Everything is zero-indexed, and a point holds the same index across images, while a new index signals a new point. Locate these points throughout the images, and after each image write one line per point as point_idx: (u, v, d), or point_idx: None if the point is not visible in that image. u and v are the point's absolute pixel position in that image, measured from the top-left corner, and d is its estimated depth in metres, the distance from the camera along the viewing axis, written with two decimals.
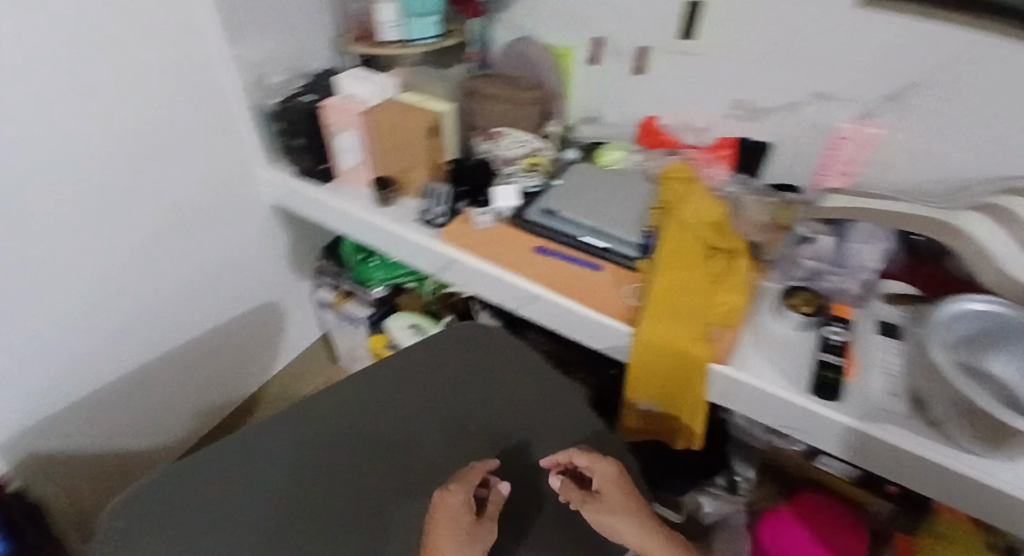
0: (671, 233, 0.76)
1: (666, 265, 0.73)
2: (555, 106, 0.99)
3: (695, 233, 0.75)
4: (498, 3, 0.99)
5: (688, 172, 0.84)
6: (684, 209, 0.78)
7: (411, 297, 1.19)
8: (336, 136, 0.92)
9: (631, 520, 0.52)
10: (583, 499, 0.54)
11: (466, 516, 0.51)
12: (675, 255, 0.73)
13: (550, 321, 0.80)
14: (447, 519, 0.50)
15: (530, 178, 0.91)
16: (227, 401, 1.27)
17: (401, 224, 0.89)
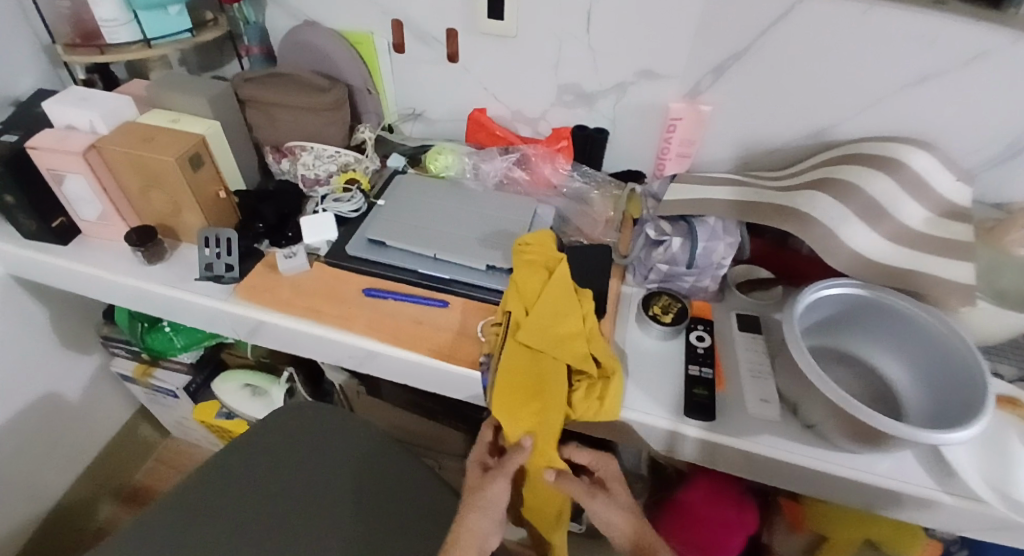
0: (515, 363, 0.55)
1: (508, 401, 0.54)
2: (365, 105, 0.82)
3: (553, 360, 0.55)
4: None
5: (551, 246, 0.61)
6: (528, 326, 0.55)
7: (236, 352, 0.95)
8: (62, 183, 0.68)
9: (615, 510, 0.55)
10: (592, 493, 0.56)
11: (478, 471, 0.56)
12: (520, 400, 0.54)
13: (396, 377, 0.66)
14: (470, 490, 0.56)
15: (347, 200, 0.73)
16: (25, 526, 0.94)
17: (184, 285, 0.68)
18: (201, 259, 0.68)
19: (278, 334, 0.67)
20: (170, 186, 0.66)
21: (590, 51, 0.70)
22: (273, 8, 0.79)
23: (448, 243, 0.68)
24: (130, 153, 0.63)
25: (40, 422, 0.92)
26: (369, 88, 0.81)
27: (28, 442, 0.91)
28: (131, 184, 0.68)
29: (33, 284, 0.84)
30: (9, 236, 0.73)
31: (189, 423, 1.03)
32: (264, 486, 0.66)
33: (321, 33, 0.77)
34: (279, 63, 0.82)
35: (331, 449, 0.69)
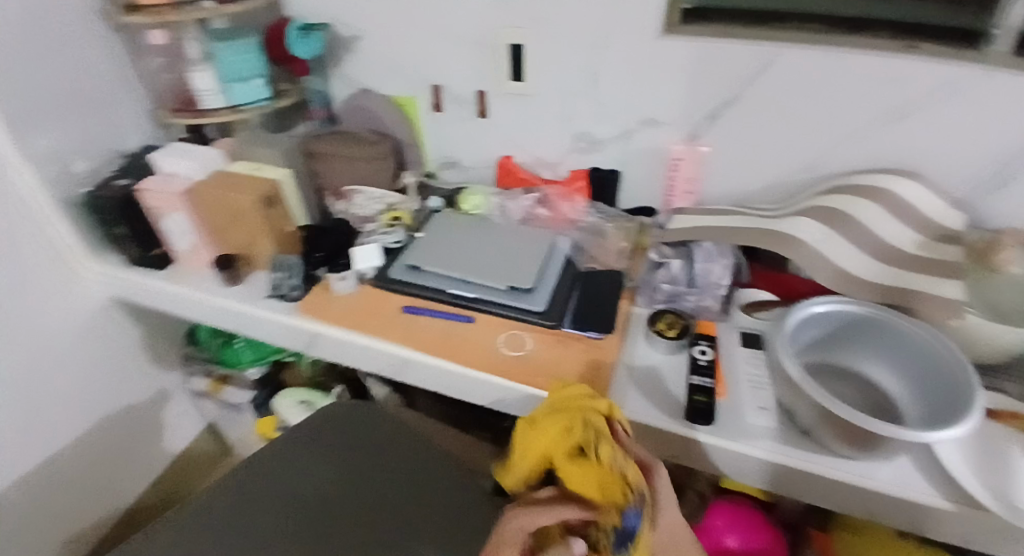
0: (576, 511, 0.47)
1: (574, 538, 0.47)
2: (409, 155, 0.97)
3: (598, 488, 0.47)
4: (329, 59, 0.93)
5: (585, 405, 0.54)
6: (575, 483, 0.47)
7: (293, 371, 1.06)
8: (161, 221, 0.82)
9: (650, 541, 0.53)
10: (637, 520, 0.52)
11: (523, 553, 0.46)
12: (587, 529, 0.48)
13: (428, 383, 0.75)
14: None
15: (391, 233, 0.86)
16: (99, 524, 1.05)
17: (254, 302, 0.81)
18: (272, 281, 0.83)
19: (329, 344, 0.78)
20: (247, 222, 0.80)
21: (598, 103, 0.81)
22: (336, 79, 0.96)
23: (476, 267, 0.79)
24: (219, 194, 0.78)
25: (121, 431, 1.04)
26: (413, 141, 0.95)
27: (111, 447, 1.03)
28: (214, 221, 0.81)
29: (126, 308, 0.99)
30: (117, 263, 0.88)
31: None
32: (345, 484, 0.72)
33: (374, 97, 0.93)
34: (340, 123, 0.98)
35: (382, 443, 0.77)
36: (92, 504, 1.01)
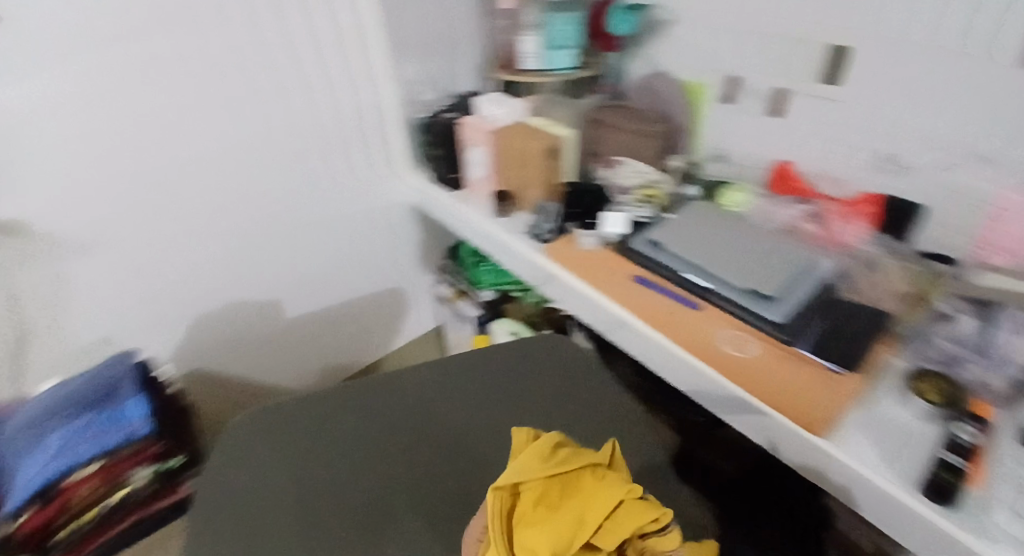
0: None
1: None
2: (681, 141, 0.99)
3: None
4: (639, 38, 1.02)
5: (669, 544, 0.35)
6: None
7: (516, 306, 1.19)
8: (467, 152, 0.98)
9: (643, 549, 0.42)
10: None
11: None
12: None
13: (638, 351, 0.80)
14: None
15: (641, 208, 0.90)
16: (350, 365, 1.35)
17: (513, 234, 0.95)
18: (533, 222, 0.95)
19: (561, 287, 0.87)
20: (531, 169, 0.93)
21: (917, 125, 0.73)
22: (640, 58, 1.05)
23: (721, 260, 0.79)
24: (517, 142, 0.91)
25: (384, 304, 1.33)
26: (689, 127, 1.00)
27: (374, 312, 1.32)
28: (505, 163, 0.94)
29: (417, 212, 1.24)
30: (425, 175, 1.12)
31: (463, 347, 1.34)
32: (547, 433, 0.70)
33: (666, 79, 0.97)
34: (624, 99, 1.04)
35: (563, 381, 0.77)
36: (350, 347, 1.32)
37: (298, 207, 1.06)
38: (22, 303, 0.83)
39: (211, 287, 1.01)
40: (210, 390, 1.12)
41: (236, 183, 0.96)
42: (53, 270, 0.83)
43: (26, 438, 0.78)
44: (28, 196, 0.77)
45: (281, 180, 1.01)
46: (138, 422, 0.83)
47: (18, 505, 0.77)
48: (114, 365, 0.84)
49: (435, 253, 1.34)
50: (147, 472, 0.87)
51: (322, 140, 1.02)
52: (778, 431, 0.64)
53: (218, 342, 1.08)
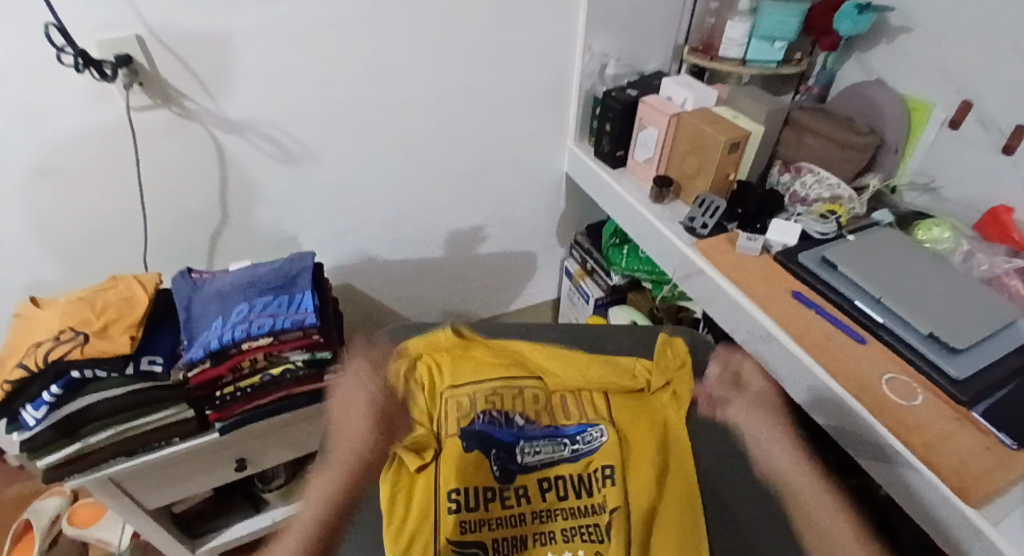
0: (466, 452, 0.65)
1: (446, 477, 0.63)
2: (884, 160, 0.94)
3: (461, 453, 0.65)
4: (863, 43, 0.99)
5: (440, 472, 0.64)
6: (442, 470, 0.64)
7: (642, 296, 1.19)
8: (642, 130, 1.00)
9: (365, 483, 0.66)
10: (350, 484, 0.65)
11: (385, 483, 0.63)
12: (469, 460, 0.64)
13: (778, 368, 0.76)
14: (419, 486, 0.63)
15: (821, 222, 0.85)
16: (470, 317, 1.40)
17: (666, 223, 0.93)
18: (690, 213, 0.91)
19: (706, 285, 0.84)
20: (706, 156, 0.90)
21: None
22: (853, 63, 1.02)
23: (904, 296, 0.72)
24: (700, 126, 0.89)
25: (514, 267, 1.36)
26: (899, 147, 0.93)
27: (503, 273, 1.36)
28: (680, 147, 0.95)
29: (570, 186, 1.27)
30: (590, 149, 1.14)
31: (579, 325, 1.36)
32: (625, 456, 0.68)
33: (888, 93, 0.93)
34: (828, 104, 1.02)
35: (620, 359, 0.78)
36: (476, 300, 1.37)
37: (464, 158, 1.10)
38: (236, 188, 0.95)
39: (381, 213, 1.10)
40: (352, 309, 1.22)
41: (429, 123, 1.02)
42: (267, 165, 0.95)
43: (215, 305, 0.77)
44: (264, 97, 0.87)
45: (458, 130, 1.05)
46: (310, 311, 0.78)
47: (196, 357, 0.72)
48: (294, 261, 0.84)
49: (575, 229, 1.35)
50: (301, 357, 0.78)
51: (508, 97, 1.05)
52: (927, 489, 0.58)
53: (369, 266, 1.17)
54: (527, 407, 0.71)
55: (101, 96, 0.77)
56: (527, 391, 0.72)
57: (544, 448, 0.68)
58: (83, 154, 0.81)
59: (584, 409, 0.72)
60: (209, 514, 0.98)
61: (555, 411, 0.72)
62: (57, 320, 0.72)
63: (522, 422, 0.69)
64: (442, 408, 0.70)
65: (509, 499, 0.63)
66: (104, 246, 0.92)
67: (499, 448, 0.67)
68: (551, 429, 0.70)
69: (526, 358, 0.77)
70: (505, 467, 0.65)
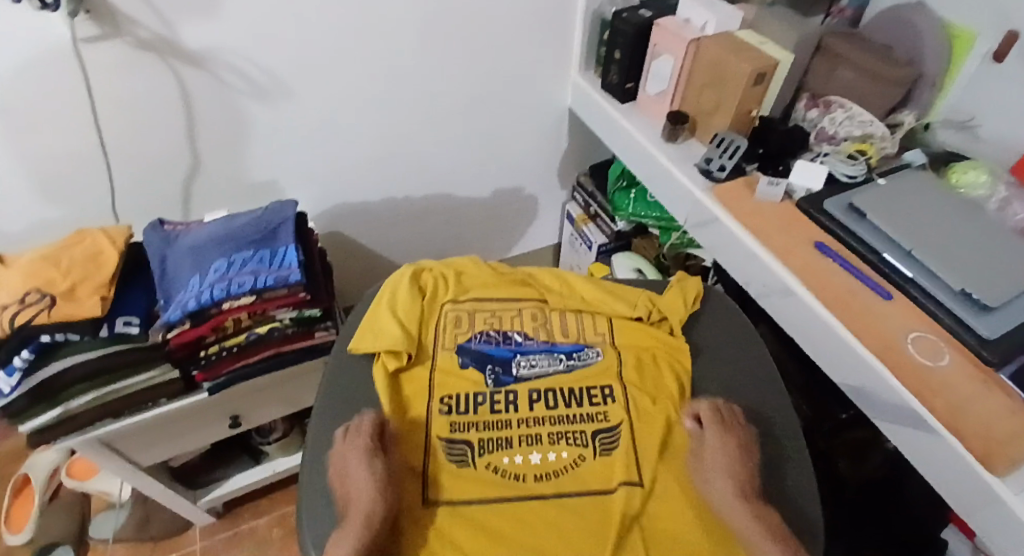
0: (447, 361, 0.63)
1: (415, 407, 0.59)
2: (919, 96, 0.85)
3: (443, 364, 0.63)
4: None
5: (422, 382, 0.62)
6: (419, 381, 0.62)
7: (648, 243, 1.14)
8: (654, 59, 0.90)
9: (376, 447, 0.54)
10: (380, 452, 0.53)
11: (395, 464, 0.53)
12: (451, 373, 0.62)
13: (793, 324, 0.71)
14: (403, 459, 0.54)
15: (850, 163, 0.77)
16: None
17: (679, 165, 0.86)
18: (706, 154, 0.83)
19: (720, 234, 0.79)
20: (725, 90, 0.81)
21: None
22: None
23: (936, 248, 0.67)
24: (721, 54, 0.79)
25: (513, 211, 1.29)
26: (937, 82, 0.83)
27: (501, 216, 1.29)
28: (696, 79, 0.85)
29: (572, 122, 1.17)
30: (595, 80, 1.03)
31: (580, 270, 1.31)
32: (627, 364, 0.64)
33: (930, 18, 0.83)
34: (862, 30, 0.93)
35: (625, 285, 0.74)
36: (474, 246, 1.31)
37: (459, 92, 1.00)
38: (207, 127, 0.86)
39: (368, 154, 1.02)
40: (342, 256, 1.16)
41: (418, 52, 0.91)
42: (240, 102, 0.85)
43: (189, 262, 0.72)
44: (231, 23, 0.76)
45: (450, 60, 0.95)
46: (294, 267, 0.73)
47: (174, 318, 0.67)
48: (274, 211, 0.79)
49: (577, 168, 1.26)
50: (289, 315, 0.74)
51: (505, 20, 0.94)
52: (948, 456, 0.56)
53: (358, 212, 1.10)
54: (526, 324, 0.67)
55: (42, 27, 0.67)
56: (525, 311, 0.69)
57: (540, 361, 0.64)
58: (30, 94, 0.72)
59: (583, 330, 0.68)
60: (208, 467, 0.98)
61: (555, 329, 0.68)
62: (19, 280, 0.67)
63: (519, 339, 0.66)
64: (439, 318, 0.67)
65: (499, 403, 0.59)
66: (68, 195, 0.84)
67: (493, 362, 0.63)
68: (547, 345, 0.66)
69: (533, 278, 0.74)
70: (499, 380, 0.62)
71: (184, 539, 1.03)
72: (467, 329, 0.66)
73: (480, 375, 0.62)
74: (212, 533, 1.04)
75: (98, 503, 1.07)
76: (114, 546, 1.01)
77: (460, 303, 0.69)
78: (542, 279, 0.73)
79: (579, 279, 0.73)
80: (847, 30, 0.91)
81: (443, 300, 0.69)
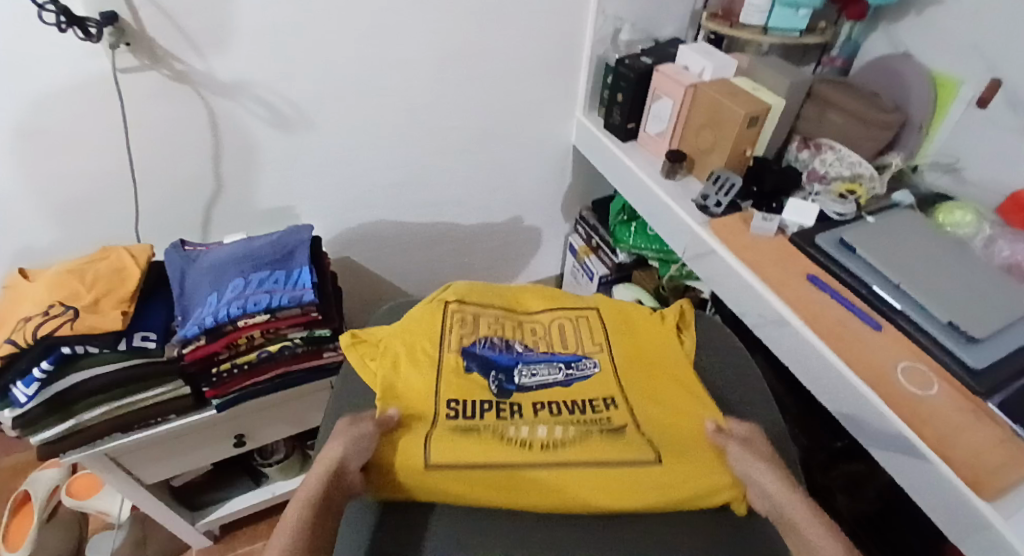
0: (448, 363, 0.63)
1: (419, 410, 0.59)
2: (908, 139, 0.90)
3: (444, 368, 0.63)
4: (891, 12, 0.94)
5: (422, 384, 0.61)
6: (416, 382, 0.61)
7: (648, 276, 1.17)
8: (655, 101, 0.96)
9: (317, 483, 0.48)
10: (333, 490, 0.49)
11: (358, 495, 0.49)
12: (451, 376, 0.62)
13: (787, 353, 0.74)
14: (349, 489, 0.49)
15: (839, 202, 0.82)
16: None
17: (677, 199, 0.90)
18: (702, 190, 0.87)
19: (716, 266, 0.82)
20: (721, 130, 0.86)
21: None
22: (880, 33, 0.97)
23: (924, 282, 0.70)
24: (717, 98, 0.85)
25: (518, 242, 1.33)
26: (924, 126, 0.89)
27: (506, 247, 1.33)
28: (694, 120, 0.91)
29: (576, 159, 1.22)
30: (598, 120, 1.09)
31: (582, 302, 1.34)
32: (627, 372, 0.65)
33: (915, 67, 0.89)
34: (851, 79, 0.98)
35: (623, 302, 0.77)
36: (478, 276, 1.35)
37: (468, 128, 1.06)
38: (230, 154, 0.91)
39: (382, 184, 1.07)
40: (351, 281, 1.19)
41: (433, 90, 0.97)
42: (263, 131, 0.91)
43: (209, 281, 0.75)
44: (261, 59, 0.82)
45: (462, 98, 1.01)
46: (308, 287, 0.76)
47: (190, 333, 0.70)
48: (291, 234, 0.82)
49: (581, 203, 1.31)
50: (300, 334, 0.76)
51: (514, 62, 1.00)
52: (938, 483, 0.57)
53: (368, 240, 1.14)
54: (525, 335, 0.69)
55: (86, 57, 0.72)
56: (526, 324, 0.72)
57: (541, 371, 0.65)
58: (69, 119, 0.77)
59: (581, 340, 0.70)
60: (208, 488, 0.98)
61: (554, 341, 0.69)
62: (44, 293, 0.70)
63: (520, 348, 0.67)
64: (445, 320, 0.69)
65: (504, 410, 0.59)
66: (94, 215, 0.89)
67: (497, 370, 0.64)
68: (547, 354, 0.67)
69: (534, 295, 0.78)
70: (501, 386, 0.62)
71: None
72: (471, 334, 0.68)
73: (485, 381, 0.62)
74: None
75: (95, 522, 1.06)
76: None
77: (465, 308, 0.72)
78: (544, 297, 0.77)
79: (576, 300, 0.77)
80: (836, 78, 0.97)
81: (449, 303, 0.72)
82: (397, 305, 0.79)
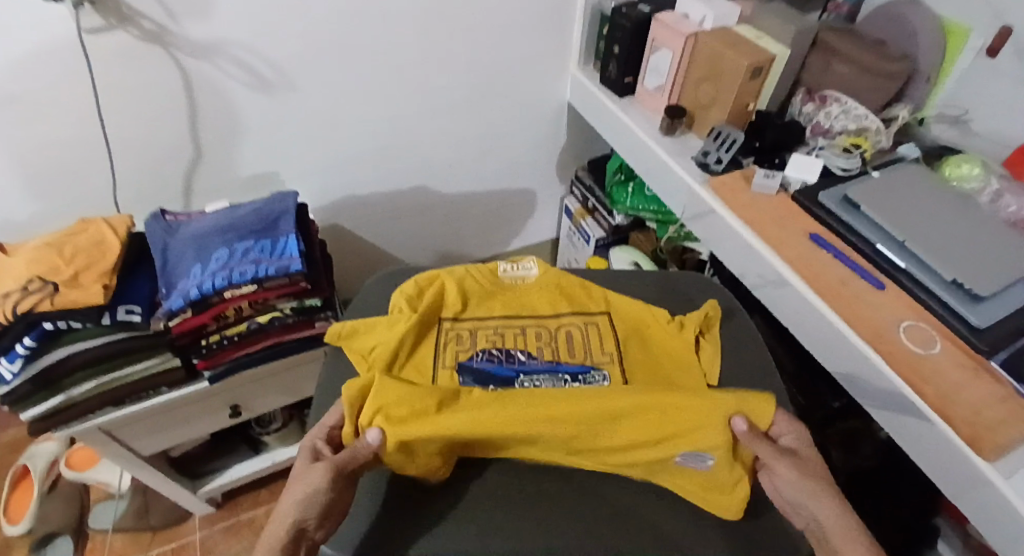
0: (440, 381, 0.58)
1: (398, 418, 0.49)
2: (915, 90, 0.86)
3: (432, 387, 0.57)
4: None
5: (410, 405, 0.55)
6: None
7: (645, 238, 1.15)
8: (653, 53, 0.91)
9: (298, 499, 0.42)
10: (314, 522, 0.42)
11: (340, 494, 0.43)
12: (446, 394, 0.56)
13: (787, 314, 0.73)
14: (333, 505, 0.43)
15: (845, 156, 0.79)
16: (465, 257, 1.36)
17: (676, 158, 0.87)
18: (703, 147, 0.84)
19: (716, 226, 0.80)
20: (723, 82, 0.82)
21: None
22: None
23: (928, 238, 0.68)
24: (719, 48, 0.80)
25: (511, 205, 1.30)
26: (931, 76, 0.85)
27: (499, 211, 1.30)
28: (694, 72, 0.86)
29: (571, 116, 1.18)
30: (594, 74, 1.04)
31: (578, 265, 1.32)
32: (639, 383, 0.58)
33: (925, 13, 0.84)
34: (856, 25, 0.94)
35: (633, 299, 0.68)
36: (472, 241, 1.33)
37: (458, 86, 1.01)
38: (208, 119, 0.87)
39: (370, 147, 1.03)
40: (343, 249, 1.17)
41: (420, 46, 0.92)
42: (242, 93, 0.86)
43: (192, 251, 0.72)
44: (236, 16, 0.77)
45: (452, 53, 0.96)
46: (295, 257, 0.73)
47: (176, 306, 0.68)
48: (275, 202, 0.79)
49: (575, 163, 1.27)
50: (289, 304, 0.75)
51: (505, 13, 0.94)
52: (937, 440, 0.57)
53: (358, 206, 1.11)
54: (529, 343, 0.62)
55: (46, 16, 0.67)
56: (529, 330, 0.64)
57: (543, 382, 0.58)
58: (32, 86, 0.72)
59: (590, 348, 0.62)
60: (207, 457, 0.98)
61: (559, 347, 0.62)
62: (22, 268, 0.67)
63: (523, 358, 0.60)
64: (438, 337, 0.62)
65: None
66: (70, 186, 0.85)
67: (495, 383, 0.58)
68: (551, 363, 0.60)
69: (540, 285, 0.68)
70: None
71: (183, 527, 1.04)
72: (468, 347, 0.61)
73: None
74: (212, 524, 1.05)
75: (96, 494, 1.07)
76: (113, 538, 1.02)
77: (460, 322, 0.64)
78: (548, 291, 0.68)
79: (588, 296, 0.68)
80: (843, 25, 0.92)
81: (443, 320, 0.64)
82: (382, 274, 0.76)
